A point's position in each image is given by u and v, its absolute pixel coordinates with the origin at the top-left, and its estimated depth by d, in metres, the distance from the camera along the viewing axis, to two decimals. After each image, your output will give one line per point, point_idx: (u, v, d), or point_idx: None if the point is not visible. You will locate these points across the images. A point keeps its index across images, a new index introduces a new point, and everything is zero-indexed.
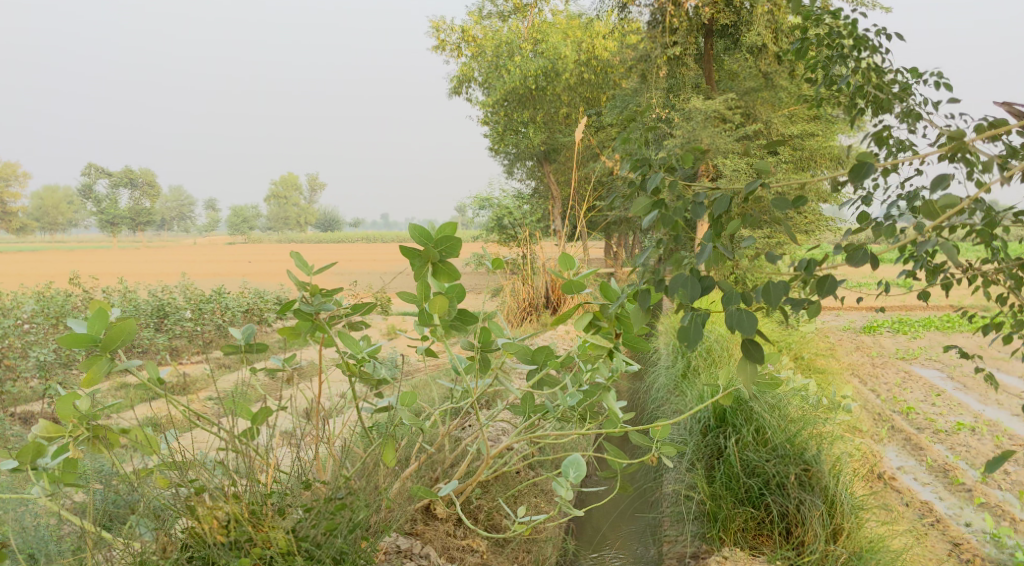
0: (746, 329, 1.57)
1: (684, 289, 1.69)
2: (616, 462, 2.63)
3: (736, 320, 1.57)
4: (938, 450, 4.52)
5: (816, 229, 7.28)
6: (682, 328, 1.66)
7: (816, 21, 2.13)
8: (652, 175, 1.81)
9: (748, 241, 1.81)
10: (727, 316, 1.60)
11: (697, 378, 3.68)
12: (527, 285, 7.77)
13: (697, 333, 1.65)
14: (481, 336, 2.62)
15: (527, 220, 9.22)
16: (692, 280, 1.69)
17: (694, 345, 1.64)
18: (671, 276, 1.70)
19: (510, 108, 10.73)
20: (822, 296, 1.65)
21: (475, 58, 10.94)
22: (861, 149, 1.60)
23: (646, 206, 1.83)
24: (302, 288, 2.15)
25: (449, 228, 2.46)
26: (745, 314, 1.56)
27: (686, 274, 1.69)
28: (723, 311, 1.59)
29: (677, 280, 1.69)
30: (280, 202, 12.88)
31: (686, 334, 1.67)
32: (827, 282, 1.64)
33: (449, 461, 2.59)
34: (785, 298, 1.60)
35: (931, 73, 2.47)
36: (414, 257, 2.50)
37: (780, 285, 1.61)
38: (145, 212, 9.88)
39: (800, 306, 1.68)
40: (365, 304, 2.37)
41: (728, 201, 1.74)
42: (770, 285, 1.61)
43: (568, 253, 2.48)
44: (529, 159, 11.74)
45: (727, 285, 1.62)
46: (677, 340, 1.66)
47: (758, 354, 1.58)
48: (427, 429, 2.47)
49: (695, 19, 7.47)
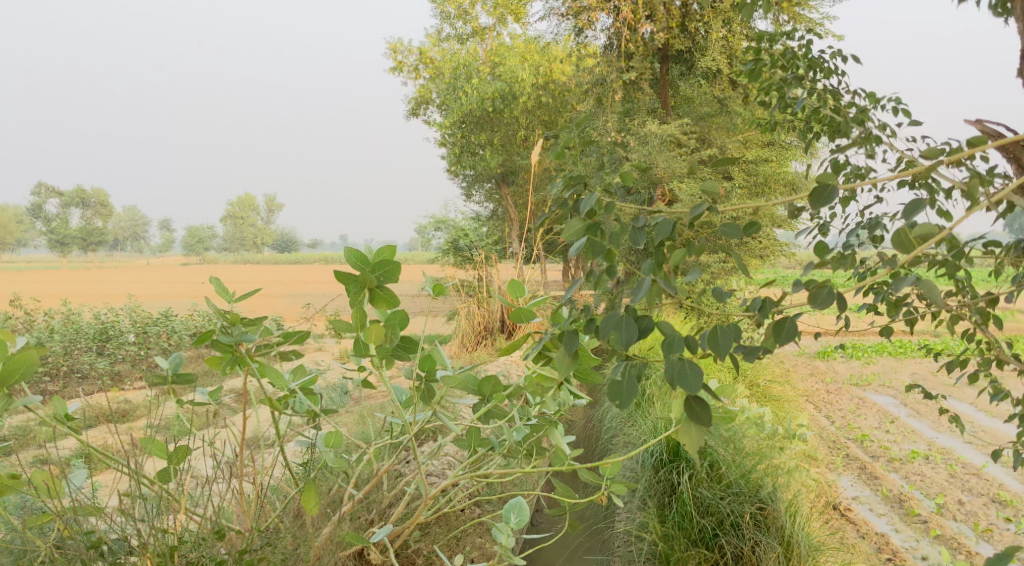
0: (689, 383, 1.46)
1: (618, 332, 1.57)
2: (565, 502, 2.47)
3: (678, 374, 1.45)
4: (893, 479, 4.47)
5: (771, 254, 7.28)
6: (615, 383, 1.54)
7: (770, 43, 2.04)
8: (586, 198, 1.68)
9: (693, 274, 1.70)
10: (670, 367, 1.48)
11: (652, 409, 3.57)
12: (483, 308, 7.63)
13: (633, 385, 1.53)
14: (421, 366, 2.45)
15: (483, 242, 9.08)
16: (629, 323, 1.57)
17: (631, 400, 1.52)
18: (604, 316, 1.58)
19: (468, 130, 10.64)
20: (782, 341, 1.53)
21: (434, 79, 10.88)
22: (822, 171, 1.51)
23: (579, 230, 1.71)
24: (221, 317, 1.98)
25: (389, 251, 2.31)
26: (688, 368, 1.45)
27: (622, 316, 1.57)
28: (663, 361, 1.48)
29: (611, 322, 1.57)
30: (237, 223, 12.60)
31: (622, 385, 1.55)
32: (785, 327, 1.53)
33: (386, 502, 2.43)
34: (735, 346, 1.49)
35: (890, 97, 2.39)
36: (350, 283, 2.32)
37: (729, 330, 1.49)
38: (97, 232, 9.80)
39: (755, 354, 1.57)
40: (296, 332, 2.20)
41: (671, 228, 1.63)
42: (719, 331, 1.50)
43: (517, 279, 2.33)
44: (487, 182, 11.66)
45: (670, 331, 1.50)
46: (610, 394, 1.54)
47: (702, 412, 1.47)
48: (363, 469, 2.31)
49: (650, 44, 7.47)
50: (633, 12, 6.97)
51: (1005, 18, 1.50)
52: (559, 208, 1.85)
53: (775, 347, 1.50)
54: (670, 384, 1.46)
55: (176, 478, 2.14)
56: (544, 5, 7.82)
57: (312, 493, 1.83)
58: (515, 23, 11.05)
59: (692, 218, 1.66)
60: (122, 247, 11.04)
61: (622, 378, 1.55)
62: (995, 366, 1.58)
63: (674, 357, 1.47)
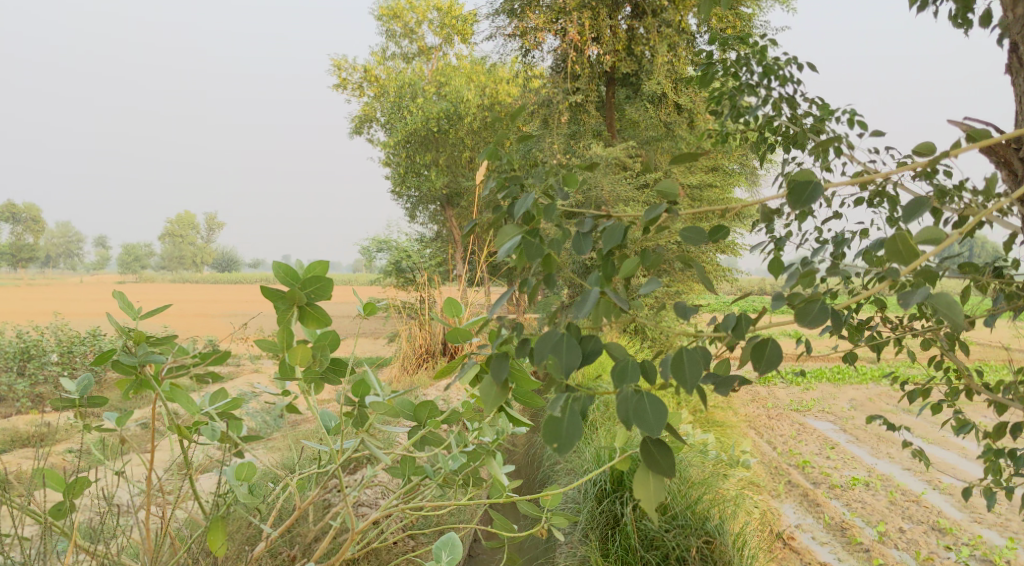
0: (647, 422, 1.33)
1: (558, 357, 1.44)
2: (503, 535, 2.33)
3: (634, 411, 1.33)
4: (835, 506, 4.44)
5: (714, 278, 7.29)
6: (555, 421, 1.41)
7: (722, 49, 1.98)
8: (523, 200, 1.56)
9: (651, 285, 1.59)
10: (624, 403, 1.35)
11: (596, 436, 3.45)
12: (424, 330, 7.45)
13: (577, 421, 1.40)
14: (353, 388, 2.28)
15: (426, 264, 8.93)
16: (574, 347, 1.44)
17: (575, 440, 1.39)
18: (545, 337, 1.45)
19: (412, 150, 10.46)
20: (765, 368, 1.42)
21: (378, 98, 10.74)
22: (802, 167, 1.42)
23: (512, 235, 1.58)
24: (124, 335, 1.79)
25: (320, 266, 2.14)
26: (649, 405, 1.32)
27: (565, 339, 1.44)
28: (617, 396, 1.35)
29: (552, 345, 1.44)
30: (175, 240, 12.12)
31: (564, 418, 1.42)
32: (766, 353, 1.41)
33: (310, 536, 2.23)
34: (703, 374, 1.38)
35: (844, 111, 2.35)
36: (277, 300, 2.15)
37: (695, 355, 1.38)
38: (27, 248, 9.56)
39: (730, 385, 1.46)
40: (213, 353, 2.02)
41: (621, 234, 1.52)
42: (685, 357, 1.38)
43: (455, 296, 2.17)
44: (432, 203, 11.48)
45: (625, 360, 1.38)
46: (550, 432, 1.40)
47: (660, 455, 1.35)
48: (285, 501, 2.13)
49: (596, 67, 7.44)
50: (580, 33, 6.95)
51: (965, 29, 1.44)
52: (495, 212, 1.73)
53: (756, 373, 1.39)
54: (626, 421, 1.34)
55: (73, 515, 1.93)
56: (491, 25, 7.79)
57: (219, 529, 1.64)
58: (461, 44, 11.05)
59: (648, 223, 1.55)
60: (53, 265, 10.56)
61: (564, 410, 1.42)
62: (960, 394, 1.50)
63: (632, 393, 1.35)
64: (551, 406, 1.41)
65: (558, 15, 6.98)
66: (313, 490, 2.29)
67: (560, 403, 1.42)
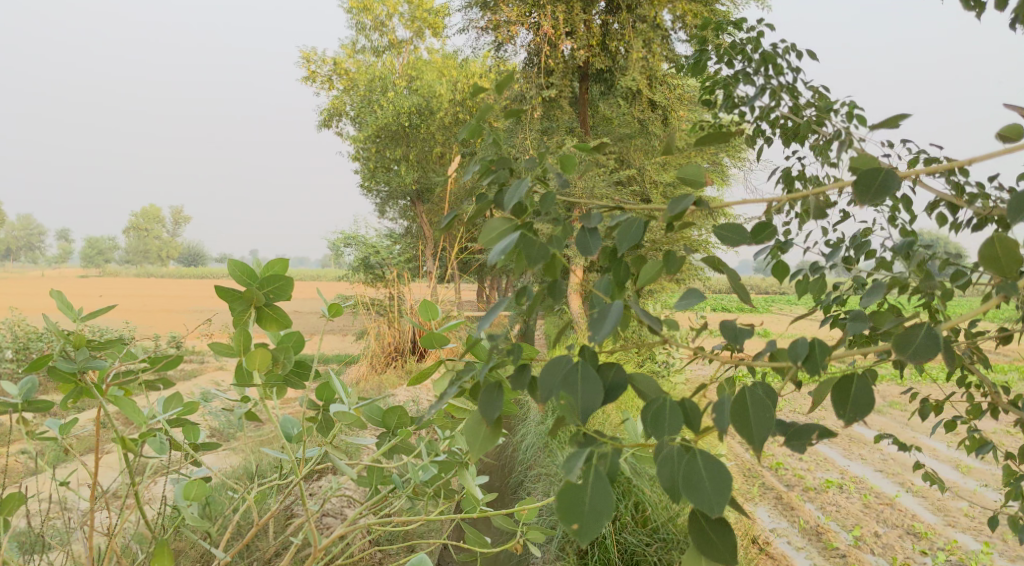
0: (703, 496, 1.05)
1: (573, 394, 1.10)
2: (478, 550, 2.21)
3: (685, 478, 1.06)
4: (809, 510, 4.39)
5: (686, 277, 7.24)
6: (579, 490, 1.08)
7: (716, 34, 1.88)
8: (520, 186, 1.31)
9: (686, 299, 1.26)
10: (674, 472, 1.07)
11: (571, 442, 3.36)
12: (394, 329, 7.29)
13: (605, 487, 1.08)
14: (318, 393, 2.14)
15: (396, 260, 8.78)
16: (593, 382, 1.10)
17: (605, 515, 1.07)
18: (552, 367, 1.11)
19: (382, 144, 10.23)
20: (855, 415, 1.14)
21: (348, 91, 10.55)
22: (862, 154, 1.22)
23: (505, 232, 1.37)
24: (62, 338, 1.62)
25: (280, 264, 2.00)
26: (708, 475, 1.06)
27: (580, 373, 1.10)
28: (660, 456, 1.08)
29: (563, 383, 1.10)
30: (140, 234, 11.80)
31: (586, 484, 1.09)
32: (860, 396, 1.14)
33: (270, 551, 2.07)
34: (769, 425, 1.10)
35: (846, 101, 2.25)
36: (234, 300, 2.00)
37: (761, 397, 1.10)
38: None
39: (807, 437, 1.12)
40: (165, 357, 1.86)
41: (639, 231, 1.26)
42: (748, 399, 1.10)
43: (430, 297, 2.03)
44: (402, 198, 11.29)
45: (671, 410, 1.11)
46: (571, 506, 1.08)
47: (716, 534, 1.09)
48: (241, 515, 1.97)
49: (571, 63, 7.32)
50: (554, 28, 6.83)
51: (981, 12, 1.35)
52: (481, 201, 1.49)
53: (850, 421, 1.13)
54: (675, 489, 1.07)
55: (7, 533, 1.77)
56: (464, 18, 7.68)
57: (164, 555, 1.44)
58: (433, 38, 10.91)
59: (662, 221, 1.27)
60: (11, 258, 10.23)
61: (586, 471, 1.10)
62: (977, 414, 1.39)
63: (679, 452, 1.08)
64: (573, 469, 1.08)
65: (531, 9, 6.85)
66: (274, 503, 2.14)
67: (581, 461, 1.10)
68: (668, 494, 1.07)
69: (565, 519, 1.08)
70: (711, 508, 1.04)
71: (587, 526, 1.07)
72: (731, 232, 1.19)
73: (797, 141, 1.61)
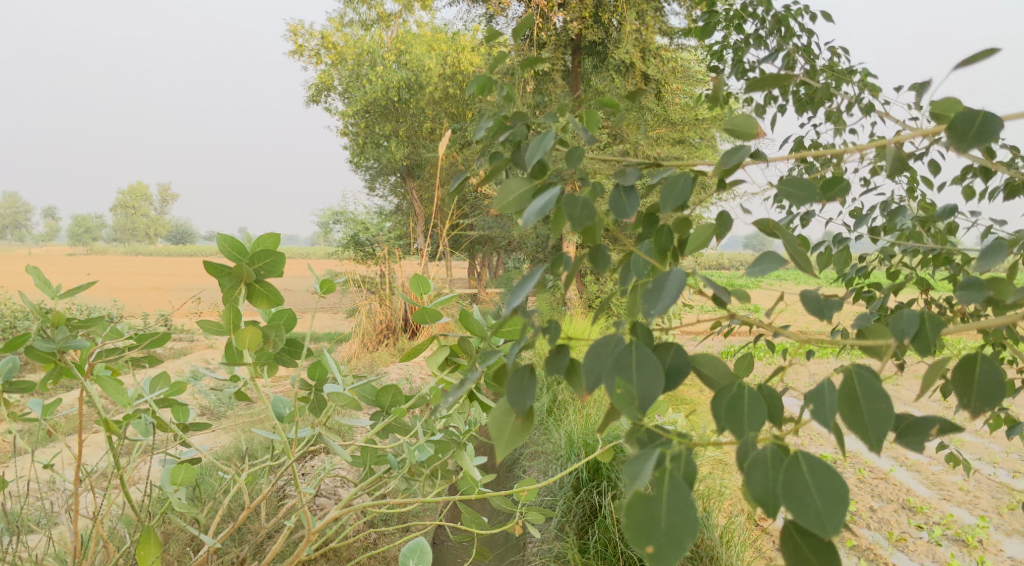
0: (808, 510, 0.90)
1: (631, 380, 0.94)
2: (476, 530, 2.17)
3: (786, 487, 0.90)
4: None
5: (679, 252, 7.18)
6: (649, 501, 0.89)
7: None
8: (536, 144, 1.08)
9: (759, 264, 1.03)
10: (768, 481, 0.92)
11: (567, 419, 3.33)
12: (385, 307, 7.22)
13: (684, 496, 0.90)
14: (311, 372, 2.06)
15: (386, 238, 8.70)
16: (652, 364, 0.94)
17: (688, 533, 0.88)
18: (601, 349, 0.96)
19: (371, 119, 10.11)
20: (984, 405, 1.01)
21: (336, 65, 10.37)
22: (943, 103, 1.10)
23: (523, 194, 1.13)
24: (39, 317, 1.54)
25: (271, 239, 1.92)
26: (814, 484, 0.90)
27: (635, 354, 0.94)
28: (753, 458, 0.93)
29: (617, 366, 0.94)
30: (127, 212, 11.65)
31: (659, 496, 0.90)
32: (985, 379, 1.02)
33: (262, 534, 2.00)
34: (887, 422, 0.93)
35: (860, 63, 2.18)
36: (222, 276, 1.93)
37: (871, 383, 0.95)
38: None
39: (925, 431, 0.99)
40: (150, 337, 1.78)
41: (686, 189, 1.02)
42: (857, 386, 0.95)
43: (423, 273, 1.95)
44: (392, 174, 11.12)
45: (757, 405, 0.97)
46: (642, 522, 0.89)
47: (817, 558, 0.92)
48: (231, 498, 1.90)
49: (563, 34, 7.20)
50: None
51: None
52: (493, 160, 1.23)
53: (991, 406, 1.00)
54: (771, 499, 0.92)
55: None
56: None
57: (150, 543, 1.35)
58: (422, 11, 10.73)
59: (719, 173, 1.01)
60: None
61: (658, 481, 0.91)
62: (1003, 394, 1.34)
63: (774, 456, 0.93)
64: (647, 474, 0.90)
65: None
66: (266, 485, 2.07)
67: (651, 465, 0.92)
68: (762, 507, 0.92)
69: (635, 537, 0.89)
70: (821, 526, 0.89)
71: (664, 549, 0.88)
72: (797, 187, 1.02)
73: (812, 107, 1.55)
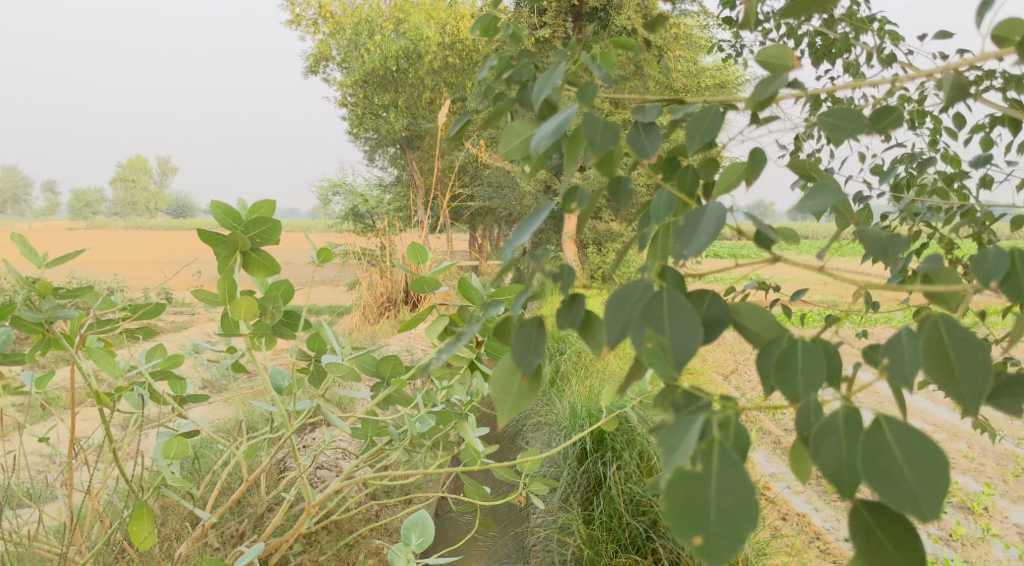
0: (896, 490, 0.71)
1: (666, 337, 0.71)
2: (480, 502, 2.13)
3: (864, 460, 0.72)
4: None
5: None
6: (694, 479, 0.70)
7: None
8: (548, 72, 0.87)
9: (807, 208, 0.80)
10: (839, 453, 0.75)
11: (570, 390, 3.31)
12: (386, 279, 7.17)
13: (738, 473, 0.71)
14: (310, 343, 2.01)
15: (386, 209, 8.63)
16: (689, 315, 0.72)
17: (747, 517, 0.69)
18: (623, 295, 0.74)
19: (370, 90, 10.01)
20: None
21: (334, 35, 10.11)
22: None
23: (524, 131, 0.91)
24: (25, 287, 1.48)
25: (267, 206, 1.85)
26: (902, 456, 0.71)
27: (667, 303, 0.72)
28: (819, 427, 0.75)
29: (645, 317, 0.72)
30: (127, 186, 11.59)
31: (708, 473, 0.71)
32: None
33: (262, 507, 1.97)
34: (983, 382, 0.74)
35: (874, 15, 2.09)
36: (218, 244, 1.87)
37: (959, 332, 0.75)
38: None
39: None
40: (144, 308, 1.72)
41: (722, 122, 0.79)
42: (945, 335, 0.75)
43: (421, 242, 1.89)
44: (391, 145, 10.98)
45: (815, 366, 0.77)
46: (689, 508, 0.69)
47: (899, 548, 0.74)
48: (227, 472, 1.86)
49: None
50: None
51: None
52: (492, 103, 1.14)
53: None
54: (847, 475, 0.74)
55: None
56: None
57: (144, 518, 1.30)
58: None
59: (751, 107, 0.80)
60: None
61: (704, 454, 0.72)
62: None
63: (845, 423, 0.75)
64: (691, 447, 0.71)
65: None
66: (265, 457, 2.03)
67: (695, 435, 0.72)
68: (834, 484, 0.75)
69: (679, 525, 0.70)
70: (916, 510, 0.71)
71: (717, 538, 0.69)
72: (841, 118, 0.83)
73: (829, 60, 1.49)
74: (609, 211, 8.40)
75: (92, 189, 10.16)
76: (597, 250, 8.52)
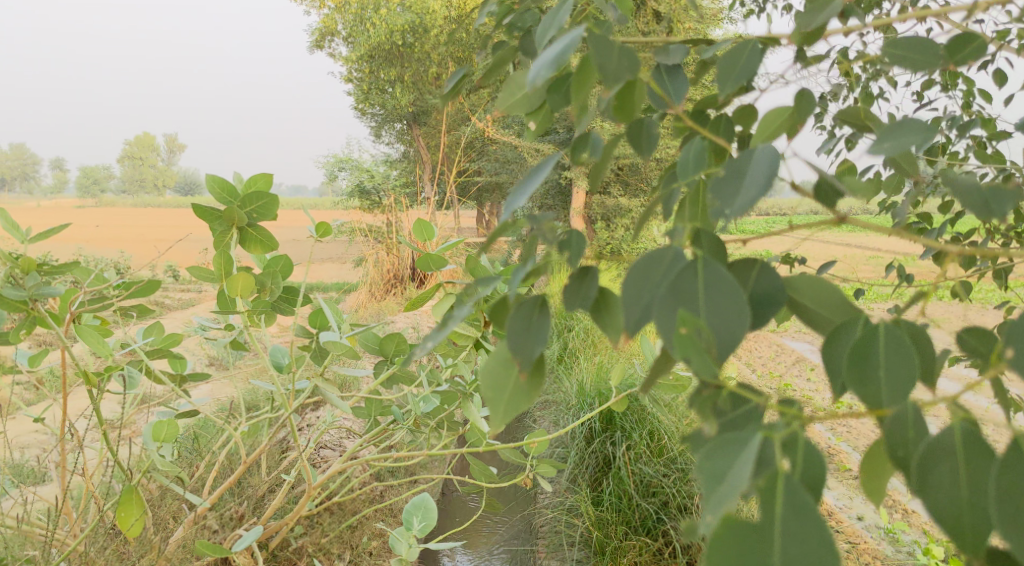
0: None
1: (711, 321, 0.55)
2: (486, 483, 2.08)
3: (1008, 490, 0.52)
4: (821, 431, 4.23)
5: None
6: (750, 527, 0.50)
7: None
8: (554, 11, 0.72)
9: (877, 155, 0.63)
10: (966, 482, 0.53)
11: (579, 368, 3.24)
12: (392, 256, 7.05)
13: (812, 517, 0.50)
14: (311, 322, 1.95)
15: (392, 185, 8.56)
16: (732, 290, 0.55)
17: None
18: (647, 268, 0.59)
19: (377, 65, 9.91)
20: None
21: (339, 9, 9.99)
22: None
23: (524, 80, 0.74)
24: (6, 262, 1.41)
25: (264, 180, 1.77)
26: None
27: (703, 275, 0.56)
28: (937, 442, 0.54)
29: (672, 294, 0.56)
30: (136, 164, 11.60)
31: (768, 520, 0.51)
32: None
33: (262, 489, 1.92)
34: None
35: None
36: (213, 220, 1.80)
37: None
38: None
39: None
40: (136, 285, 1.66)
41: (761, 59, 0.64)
42: None
43: (426, 217, 1.80)
44: (398, 122, 10.88)
45: (905, 354, 0.56)
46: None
47: None
48: (225, 453, 1.80)
49: None
50: None
51: None
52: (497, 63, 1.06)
53: None
54: (968, 513, 0.53)
55: None
56: None
57: (132, 505, 1.25)
58: None
59: (796, 39, 0.70)
60: None
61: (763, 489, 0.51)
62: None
63: (966, 445, 0.54)
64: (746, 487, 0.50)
65: None
66: (265, 437, 1.98)
67: (749, 462, 0.52)
68: (950, 526, 0.53)
69: None
70: None
71: None
72: (912, 48, 0.66)
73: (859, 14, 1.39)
74: (618, 186, 8.29)
75: (100, 166, 10.08)
76: (605, 226, 8.43)
